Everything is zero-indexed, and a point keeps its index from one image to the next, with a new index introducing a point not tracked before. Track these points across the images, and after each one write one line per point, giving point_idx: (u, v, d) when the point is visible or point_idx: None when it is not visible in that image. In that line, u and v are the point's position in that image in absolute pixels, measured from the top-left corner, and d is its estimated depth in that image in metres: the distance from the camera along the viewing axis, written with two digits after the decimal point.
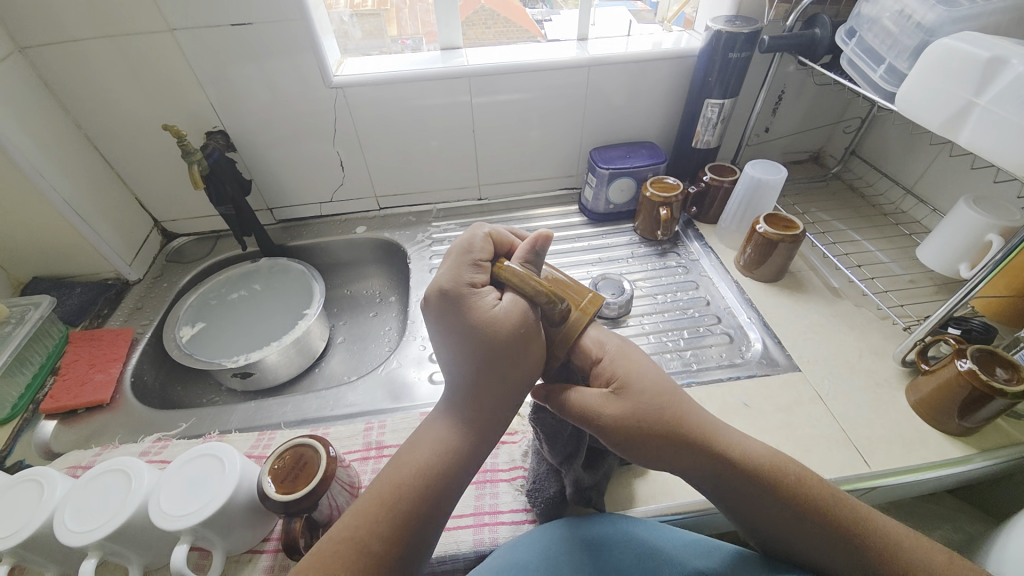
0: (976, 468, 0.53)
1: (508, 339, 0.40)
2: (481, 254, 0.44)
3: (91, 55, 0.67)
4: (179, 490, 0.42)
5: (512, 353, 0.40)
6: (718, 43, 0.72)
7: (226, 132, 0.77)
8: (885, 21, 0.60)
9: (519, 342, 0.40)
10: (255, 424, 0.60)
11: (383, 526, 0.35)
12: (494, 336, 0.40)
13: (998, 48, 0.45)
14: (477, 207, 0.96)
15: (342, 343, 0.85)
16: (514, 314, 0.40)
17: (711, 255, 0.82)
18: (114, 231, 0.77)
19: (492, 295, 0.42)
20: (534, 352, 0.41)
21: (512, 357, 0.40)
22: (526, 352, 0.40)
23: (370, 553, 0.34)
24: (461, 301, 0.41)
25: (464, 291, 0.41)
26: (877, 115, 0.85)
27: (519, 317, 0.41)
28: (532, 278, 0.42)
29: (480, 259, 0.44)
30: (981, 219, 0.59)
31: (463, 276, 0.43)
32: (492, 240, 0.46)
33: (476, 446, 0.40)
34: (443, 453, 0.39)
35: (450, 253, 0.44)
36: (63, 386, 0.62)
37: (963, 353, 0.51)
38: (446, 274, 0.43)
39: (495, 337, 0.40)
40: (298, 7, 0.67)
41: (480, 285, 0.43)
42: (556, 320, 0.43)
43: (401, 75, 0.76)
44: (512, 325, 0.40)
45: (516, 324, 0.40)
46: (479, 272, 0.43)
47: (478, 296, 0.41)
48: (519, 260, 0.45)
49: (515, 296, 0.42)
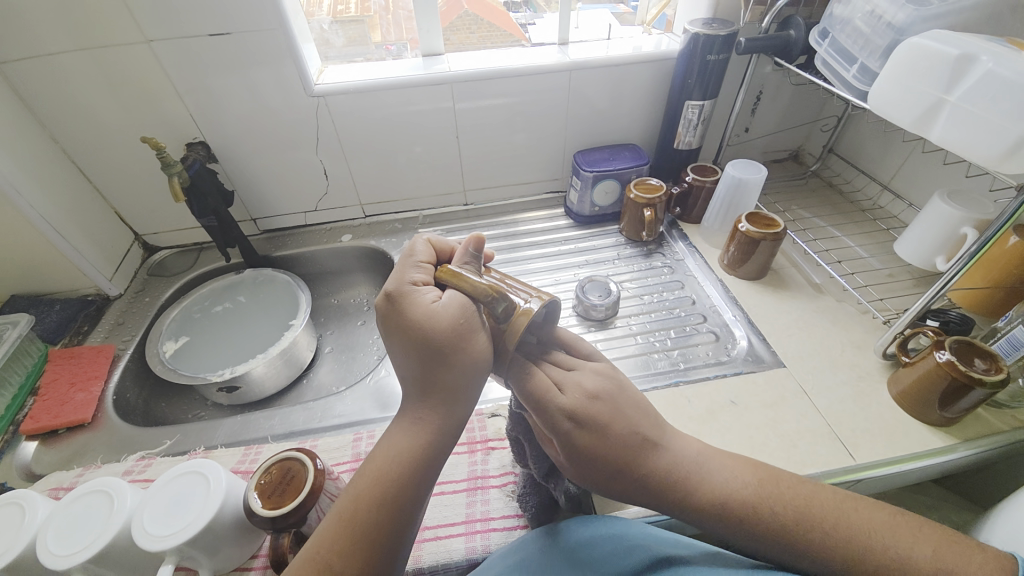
0: (959, 457, 0.54)
1: (448, 332, 0.41)
2: (422, 257, 0.47)
3: (65, 68, 0.66)
4: (163, 509, 0.42)
5: (451, 346, 0.40)
6: (696, 45, 0.73)
7: (206, 142, 0.77)
8: (856, 21, 0.61)
9: (459, 333, 0.41)
10: (242, 438, 0.59)
11: (351, 541, 0.36)
12: (434, 329, 0.40)
13: (966, 45, 0.46)
14: (464, 212, 0.96)
15: (330, 353, 0.84)
16: (451, 308, 0.42)
17: (695, 254, 0.82)
18: (93, 246, 0.76)
19: (433, 292, 0.43)
20: (475, 344, 0.41)
21: (454, 351, 0.40)
22: (467, 345, 0.41)
23: (333, 572, 0.35)
24: (403, 299, 0.43)
25: (405, 289, 0.43)
26: (852, 113, 0.87)
27: (457, 311, 0.42)
28: (471, 278, 0.44)
29: (422, 261, 0.47)
30: (954, 213, 0.60)
31: (406, 276, 0.45)
32: (434, 247, 0.49)
33: (438, 447, 0.40)
34: (404, 461, 0.38)
35: (396, 261, 0.47)
36: (43, 407, 0.61)
37: (942, 345, 0.53)
38: (392, 277, 0.45)
39: (433, 331, 0.40)
40: (276, 16, 0.66)
41: (422, 284, 0.44)
42: (501, 317, 0.43)
43: (384, 82, 0.75)
44: (451, 319, 0.41)
45: (454, 317, 0.41)
46: (421, 273, 0.45)
47: (419, 292, 0.43)
48: (459, 262, 0.47)
49: (456, 293, 0.43)
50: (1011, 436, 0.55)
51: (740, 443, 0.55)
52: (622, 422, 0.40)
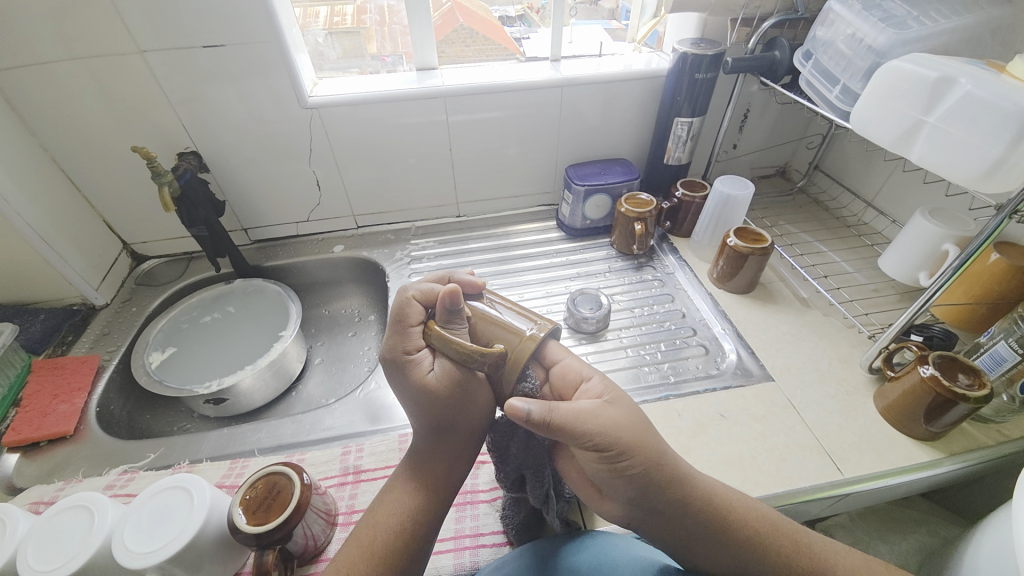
0: (945, 471, 0.54)
1: (452, 394, 0.42)
2: (411, 319, 0.44)
3: (59, 78, 0.65)
4: (144, 526, 0.41)
5: (461, 401, 0.42)
6: (684, 64, 0.75)
7: (198, 152, 0.77)
8: (838, 44, 0.63)
9: (465, 394, 0.42)
10: (228, 451, 0.58)
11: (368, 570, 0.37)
12: (439, 393, 0.41)
13: (944, 69, 0.47)
14: (456, 224, 0.97)
15: (320, 364, 0.83)
16: (448, 379, 0.42)
17: (685, 268, 0.83)
18: (80, 255, 0.75)
19: (427, 359, 0.43)
20: (480, 399, 0.44)
21: (464, 403, 0.42)
22: (476, 398, 0.43)
23: None
24: (399, 372, 0.42)
25: (402, 360, 0.42)
26: (836, 132, 0.89)
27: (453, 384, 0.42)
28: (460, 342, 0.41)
29: (412, 323, 0.44)
30: (936, 230, 0.62)
31: (400, 344, 0.43)
32: (420, 300, 0.46)
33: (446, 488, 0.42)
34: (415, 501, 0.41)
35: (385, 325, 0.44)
36: (24, 418, 0.60)
37: (925, 359, 0.53)
38: (384, 342, 0.44)
39: (440, 394, 0.41)
40: (272, 29, 0.67)
41: (416, 351, 0.43)
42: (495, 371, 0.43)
43: (378, 95, 0.76)
44: (453, 384, 0.42)
45: (452, 388, 0.42)
46: (414, 338, 0.43)
47: (413, 364, 0.42)
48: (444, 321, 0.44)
49: (447, 358, 0.43)
50: (996, 451, 0.55)
51: (729, 457, 0.55)
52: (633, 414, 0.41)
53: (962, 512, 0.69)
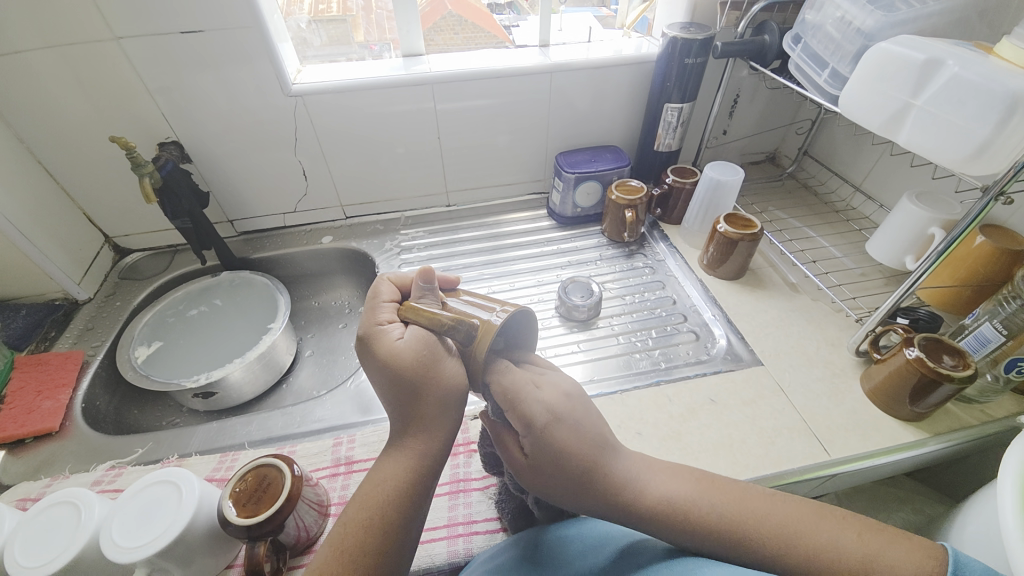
0: (929, 451, 0.55)
1: (410, 370, 0.40)
2: (387, 296, 0.46)
3: (30, 66, 0.63)
4: (132, 520, 0.40)
5: (420, 379, 0.40)
6: (674, 49, 0.74)
7: (179, 143, 0.75)
8: (827, 27, 0.63)
9: (423, 372, 0.40)
10: (218, 445, 0.58)
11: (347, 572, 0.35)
12: (396, 371, 0.40)
13: (932, 50, 0.47)
14: (446, 214, 0.96)
15: (310, 357, 0.83)
16: (416, 345, 0.41)
17: (676, 255, 0.83)
18: (60, 249, 0.73)
19: (397, 330, 0.43)
20: (445, 380, 0.41)
21: (426, 381, 0.40)
22: (441, 377, 0.41)
23: None
24: (370, 343, 0.42)
25: (374, 332, 0.43)
26: (825, 117, 0.89)
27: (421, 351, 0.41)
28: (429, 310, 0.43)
29: (388, 300, 0.46)
30: (922, 214, 0.62)
31: (374, 316, 0.44)
32: (397, 284, 0.48)
33: (427, 474, 0.40)
34: (392, 490, 0.38)
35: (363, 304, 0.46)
36: (7, 416, 0.59)
37: (911, 342, 0.54)
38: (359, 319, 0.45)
39: (397, 371, 0.40)
40: (252, 14, 0.65)
41: (388, 322, 0.44)
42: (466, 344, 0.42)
43: (365, 82, 0.75)
44: (410, 360, 0.40)
45: (418, 355, 0.41)
46: (388, 311, 0.45)
47: (384, 332, 0.43)
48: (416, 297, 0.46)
49: (418, 327, 0.43)
50: (979, 430, 0.57)
51: (719, 440, 0.56)
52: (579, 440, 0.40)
53: (946, 490, 0.70)
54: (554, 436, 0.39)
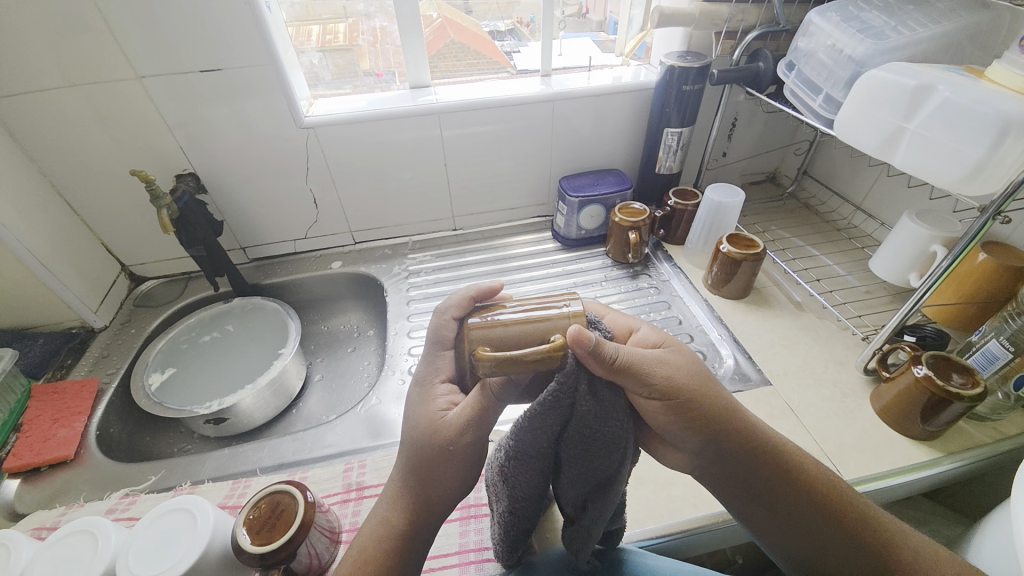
0: (945, 470, 0.55)
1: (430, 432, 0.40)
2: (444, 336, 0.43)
3: (56, 105, 0.66)
4: (147, 549, 0.41)
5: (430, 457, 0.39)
6: (671, 76, 0.77)
7: (196, 174, 0.77)
8: (819, 55, 0.65)
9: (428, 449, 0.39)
10: (230, 471, 0.58)
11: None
12: (420, 441, 0.40)
13: (922, 76, 0.49)
14: (453, 237, 0.98)
15: (320, 381, 0.83)
16: (471, 406, 0.39)
17: (681, 275, 0.84)
18: (78, 278, 0.75)
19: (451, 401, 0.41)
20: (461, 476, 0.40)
21: (432, 470, 0.39)
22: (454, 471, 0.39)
23: None
24: (420, 398, 0.42)
25: (427, 390, 0.43)
26: (822, 139, 0.91)
27: (479, 412, 0.39)
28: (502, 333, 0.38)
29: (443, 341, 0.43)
30: (923, 232, 0.63)
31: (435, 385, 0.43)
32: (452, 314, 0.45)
33: (418, 554, 0.39)
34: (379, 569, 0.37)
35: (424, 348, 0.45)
36: (24, 444, 0.60)
37: (919, 359, 0.54)
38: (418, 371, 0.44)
39: (420, 447, 0.40)
40: (267, 51, 0.68)
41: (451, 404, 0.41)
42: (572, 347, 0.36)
43: (373, 113, 0.77)
44: (445, 436, 0.39)
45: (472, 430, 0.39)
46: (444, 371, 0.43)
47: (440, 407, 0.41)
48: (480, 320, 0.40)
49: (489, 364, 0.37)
50: (992, 449, 0.56)
51: None
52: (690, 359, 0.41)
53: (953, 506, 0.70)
54: (686, 361, 0.40)
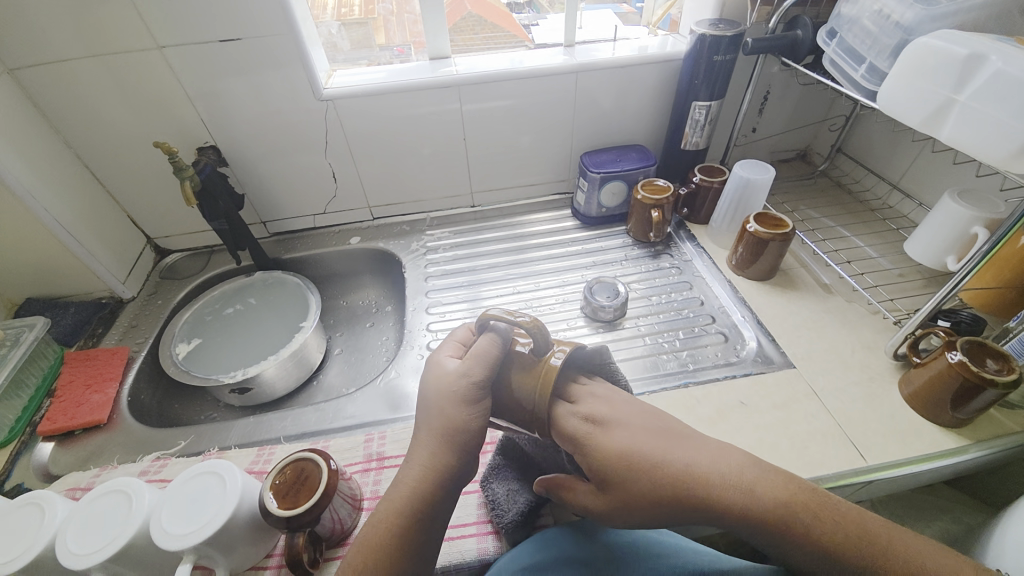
0: (973, 458, 0.54)
1: (450, 393, 0.43)
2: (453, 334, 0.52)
3: (78, 74, 0.67)
4: (180, 508, 0.42)
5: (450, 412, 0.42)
6: (701, 46, 0.73)
7: (216, 147, 0.78)
8: (864, 21, 0.61)
9: (451, 400, 0.43)
10: (255, 439, 0.60)
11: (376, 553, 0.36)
12: (436, 399, 0.43)
13: (975, 45, 0.46)
14: (471, 214, 0.97)
15: (339, 355, 0.85)
16: (479, 356, 0.45)
17: (703, 255, 0.82)
18: (106, 250, 0.77)
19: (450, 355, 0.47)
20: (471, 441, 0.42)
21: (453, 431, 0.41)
22: (459, 427, 0.42)
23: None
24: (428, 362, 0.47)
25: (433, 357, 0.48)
26: (860, 114, 0.86)
27: (482, 357, 0.44)
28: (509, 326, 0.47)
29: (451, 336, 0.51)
30: (965, 213, 0.60)
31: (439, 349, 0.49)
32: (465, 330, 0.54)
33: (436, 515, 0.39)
34: (389, 544, 0.37)
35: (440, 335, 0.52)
36: (59, 408, 0.62)
37: (953, 345, 0.52)
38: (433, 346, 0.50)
39: (440, 407, 0.43)
40: (285, 21, 0.67)
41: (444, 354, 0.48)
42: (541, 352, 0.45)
43: (392, 86, 0.76)
44: (458, 387, 0.43)
45: (474, 370, 0.44)
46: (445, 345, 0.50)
47: (444, 359, 0.47)
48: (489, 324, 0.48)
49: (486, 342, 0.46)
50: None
51: (749, 445, 0.55)
52: (620, 443, 0.41)
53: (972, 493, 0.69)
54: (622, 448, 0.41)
